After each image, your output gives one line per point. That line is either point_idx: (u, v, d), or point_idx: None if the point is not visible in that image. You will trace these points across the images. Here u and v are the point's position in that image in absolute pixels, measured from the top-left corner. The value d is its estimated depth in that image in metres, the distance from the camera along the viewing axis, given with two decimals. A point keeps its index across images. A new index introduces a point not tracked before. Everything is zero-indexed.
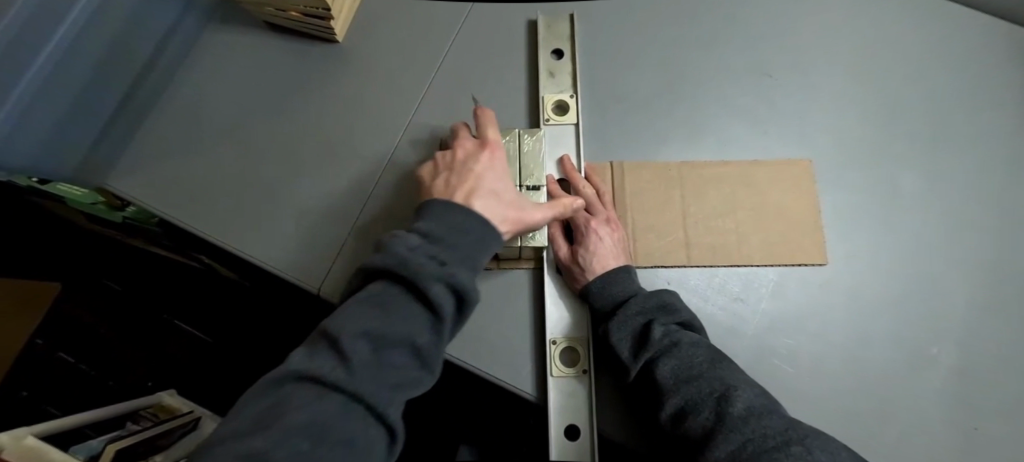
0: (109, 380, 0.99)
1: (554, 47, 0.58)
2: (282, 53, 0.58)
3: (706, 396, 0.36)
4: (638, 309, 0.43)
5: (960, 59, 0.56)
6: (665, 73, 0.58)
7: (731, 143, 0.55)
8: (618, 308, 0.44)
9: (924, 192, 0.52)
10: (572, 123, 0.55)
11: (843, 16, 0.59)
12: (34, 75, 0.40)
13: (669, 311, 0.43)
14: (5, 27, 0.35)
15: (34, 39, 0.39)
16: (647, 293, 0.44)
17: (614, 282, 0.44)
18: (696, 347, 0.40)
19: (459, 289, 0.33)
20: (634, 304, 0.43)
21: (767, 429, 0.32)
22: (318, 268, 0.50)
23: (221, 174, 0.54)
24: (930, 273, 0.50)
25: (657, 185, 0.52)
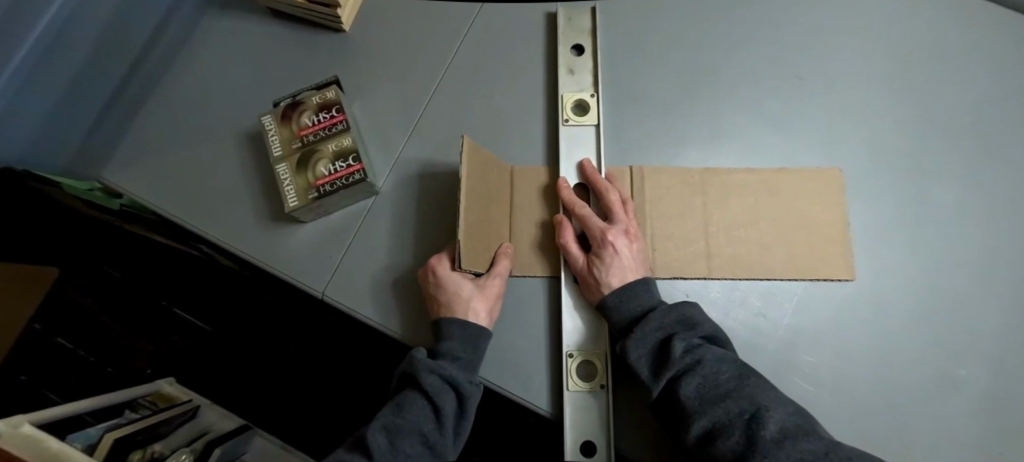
0: (108, 367, 0.99)
1: (573, 42, 0.55)
2: (286, 41, 0.55)
3: (735, 417, 0.36)
4: (657, 324, 0.42)
5: (1000, 63, 0.53)
6: (688, 73, 0.55)
7: (754, 150, 0.53)
8: (637, 322, 0.42)
9: (958, 206, 0.50)
10: (592, 124, 0.52)
11: (878, 18, 0.57)
12: (23, 58, 0.37)
13: (690, 326, 0.42)
14: None
15: (23, 17, 0.36)
16: (666, 307, 0.43)
17: (634, 295, 0.43)
18: (720, 364, 0.39)
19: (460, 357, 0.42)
20: (653, 319, 0.42)
21: (805, 452, 0.32)
22: (322, 270, 0.48)
23: (221, 169, 0.52)
24: (961, 290, 0.48)
25: (679, 192, 0.50)
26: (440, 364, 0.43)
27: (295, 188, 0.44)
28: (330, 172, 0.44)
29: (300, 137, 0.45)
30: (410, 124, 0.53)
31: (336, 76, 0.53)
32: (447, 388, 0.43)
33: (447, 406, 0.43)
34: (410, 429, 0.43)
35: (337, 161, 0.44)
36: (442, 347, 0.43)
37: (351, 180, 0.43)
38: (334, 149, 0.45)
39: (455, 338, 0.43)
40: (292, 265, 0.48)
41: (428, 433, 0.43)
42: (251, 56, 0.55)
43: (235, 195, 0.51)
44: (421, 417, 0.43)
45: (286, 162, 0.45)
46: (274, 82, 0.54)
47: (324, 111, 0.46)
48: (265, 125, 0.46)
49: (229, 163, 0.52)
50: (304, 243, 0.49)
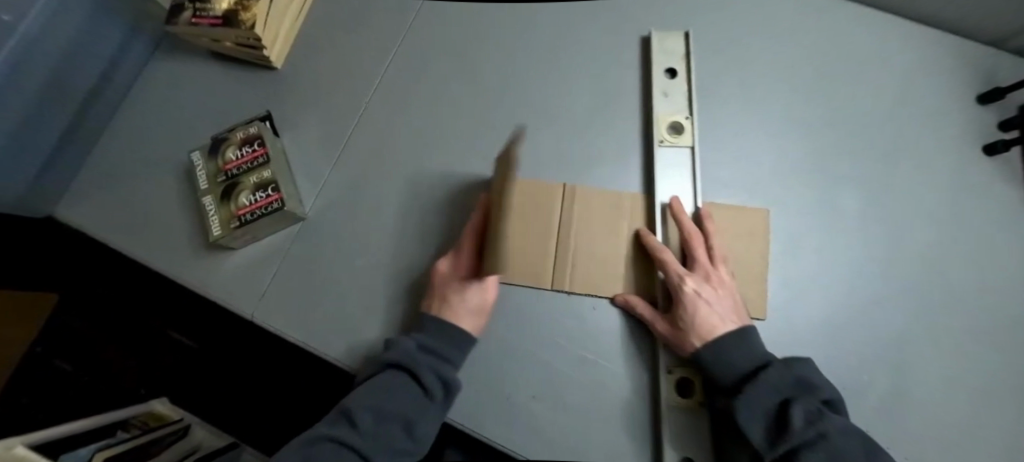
0: (103, 387, 1.03)
1: (667, 66, 0.55)
2: (223, 79, 0.59)
3: None
4: (767, 387, 0.39)
5: (901, 77, 0.55)
6: (602, 86, 0.56)
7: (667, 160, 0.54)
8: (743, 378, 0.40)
9: (860, 207, 0.51)
10: (687, 145, 0.52)
11: (789, 28, 0.58)
12: None
13: (809, 390, 0.39)
14: None
15: None
16: (782, 364, 0.41)
17: (731, 350, 0.41)
18: (847, 437, 0.36)
19: (448, 355, 0.43)
20: (762, 379, 0.39)
21: None
22: (251, 296, 0.51)
23: (163, 201, 0.56)
24: (863, 291, 0.49)
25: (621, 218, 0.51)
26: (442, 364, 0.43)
27: (219, 218, 0.48)
28: (251, 202, 0.47)
29: (224, 171, 0.49)
30: (333, 159, 0.55)
31: (267, 111, 0.57)
32: (438, 383, 0.43)
33: (433, 400, 0.43)
34: (394, 414, 0.42)
35: (257, 192, 0.47)
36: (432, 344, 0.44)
37: (269, 209, 0.46)
38: (255, 181, 0.48)
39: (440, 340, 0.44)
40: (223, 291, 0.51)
41: (412, 421, 0.42)
42: (191, 95, 0.59)
43: (177, 228, 0.54)
44: (407, 402, 0.42)
45: (213, 193, 0.49)
46: (212, 121, 0.58)
47: (247, 145, 0.49)
48: (194, 161, 0.50)
49: (172, 197, 0.56)
50: (239, 271, 0.52)
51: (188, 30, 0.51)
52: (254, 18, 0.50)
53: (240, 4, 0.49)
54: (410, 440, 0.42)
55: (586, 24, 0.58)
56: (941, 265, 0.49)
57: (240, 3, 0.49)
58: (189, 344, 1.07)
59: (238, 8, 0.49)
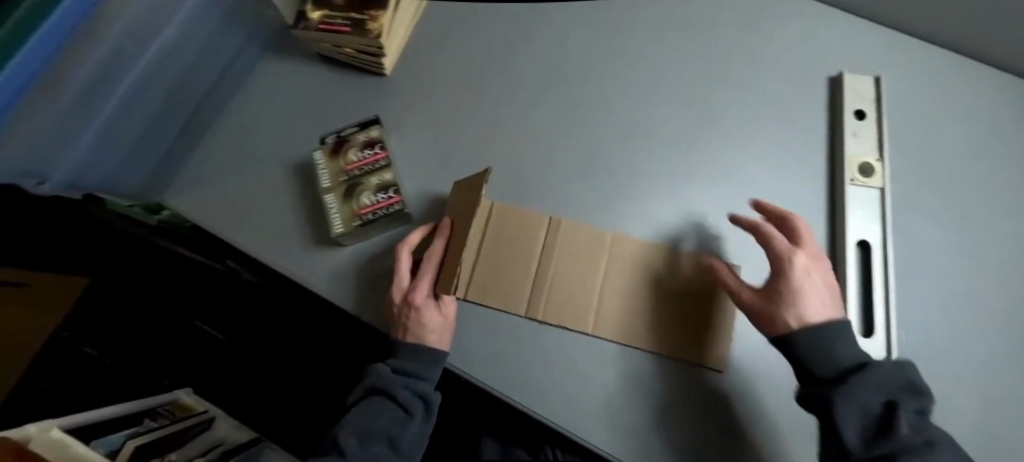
0: (132, 375, 1.02)
1: (857, 106, 0.54)
2: (334, 84, 0.61)
3: None
4: (874, 386, 0.37)
5: None
6: (710, 107, 0.57)
7: (780, 182, 0.54)
8: (846, 374, 0.38)
9: (987, 243, 0.50)
10: (877, 187, 0.51)
11: (912, 53, 0.56)
12: (106, 115, 0.46)
13: (914, 394, 0.38)
14: (82, 77, 0.40)
15: (108, 84, 0.44)
16: (891, 366, 0.38)
17: (836, 343, 0.40)
18: (943, 447, 0.35)
19: (416, 375, 0.50)
20: (863, 378, 0.37)
21: None
22: (359, 293, 0.53)
23: (271, 196, 0.58)
24: (992, 331, 0.47)
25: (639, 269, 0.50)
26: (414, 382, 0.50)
27: (341, 215, 0.50)
28: (372, 202, 0.50)
29: (347, 171, 0.51)
30: (439, 166, 0.57)
31: (376, 115, 0.59)
32: (416, 399, 0.50)
33: (414, 412, 0.50)
34: (381, 430, 0.50)
35: (379, 193, 0.50)
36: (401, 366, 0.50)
37: (389, 210, 0.49)
38: (376, 182, 0.51)
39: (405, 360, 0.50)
40: (324, 286, 0.53)
41: (393, 435, 0.50)
42: (300, 96, 0.61)
43: (286, 222, 0.56)
44: (387, 419, 0.50)
45: (336, 191, 0.51)
46: (320, 122, 0.60)
47: (369, 148, 0.52)
48: (316, 159, 0.52)
49: (282, 191, 0.58)
50: (342, 269, 0.54)
51: (315, 35, 0.54)
52: (380, 28, 0.52)
53: (367, 15, 0.52)
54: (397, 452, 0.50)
55: (694, 44, 0.59)
56: None
57: (368, 13, 0.52)
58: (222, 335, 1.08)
59: (366, 18, 0.52)
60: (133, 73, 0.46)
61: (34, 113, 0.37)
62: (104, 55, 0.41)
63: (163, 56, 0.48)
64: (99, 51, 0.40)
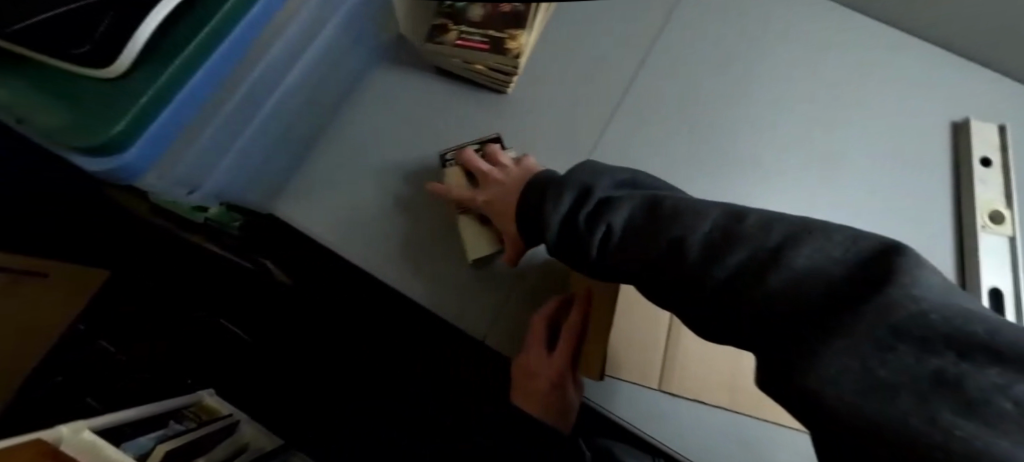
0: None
1: (983, 153, 0.54)
2: (451, 96, 0.59)
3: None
4: (841, 280, 0.22)
5: None
6: (828, 148, 0.58)
7: (908, 224, 0.54)
8: (801, 287, 0.23)
9: None
10: (1008, 234, 0.52)
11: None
12: (246, 138, 0.44)
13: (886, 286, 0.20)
14: (234, 100, 0.40)
15: (253, 103, 0.43)
16: (841, 269, 0.23)
17: (818, 280, 0.23)
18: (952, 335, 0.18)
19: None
20: (814, 271, 0.24)
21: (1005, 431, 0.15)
22: (486, 317, 0.55)
23: (393, 215, 0.57)
24: None
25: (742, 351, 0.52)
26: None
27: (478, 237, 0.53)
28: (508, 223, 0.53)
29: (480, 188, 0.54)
30: None
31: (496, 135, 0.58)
32: None
33: None
34: None
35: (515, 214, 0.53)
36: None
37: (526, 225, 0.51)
38: None
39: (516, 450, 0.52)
40: (451, 311, 0.54)
41: None
42: (416, 107, 0.59)
43: (411, 243, 0.56)
44: None
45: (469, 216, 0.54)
46: (439, 136, 0.58)
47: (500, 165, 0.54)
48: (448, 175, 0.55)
49: (405, 207, 0.56)
50: (470, 295, 0.55)
51: (449, 51, 0.53)
52: (519, 48, 0.52)
53: (507, 33, 0.51)
54: None
55: (815, 83, 0.60)
56: None
57: (508, 31, 0.51)
58: None
59: (506, 36, 0.51)
60: (275, 95, 0.45)
61: (186, 143, 0.37)
62: (255, 76, 0.41)
63: (303, 70, 0.47)
64: (252, 72, 0.40)
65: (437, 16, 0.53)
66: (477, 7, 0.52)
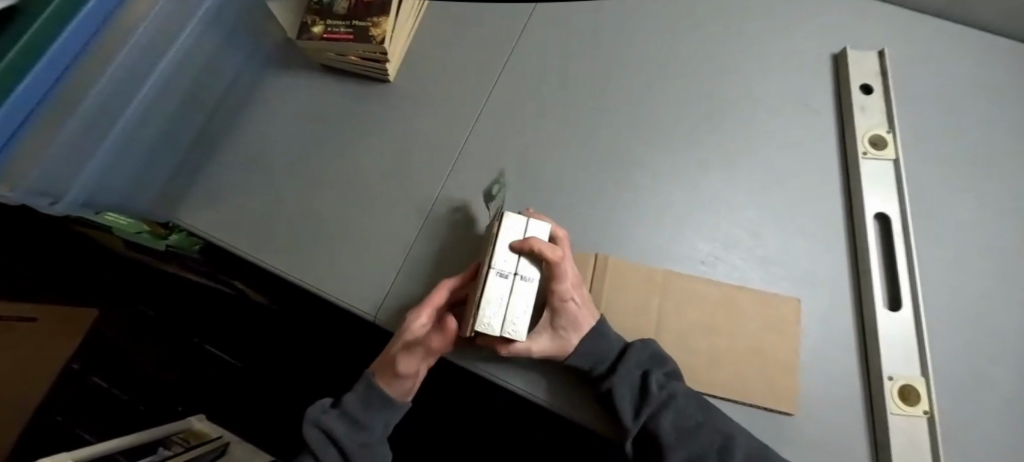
0: (142, 405, 0.89)
1: (863, 81, 0.54)
2: (335, 90, 0.61)
3: (706, 445, 0.43)
4: (636, 358, 0.45)
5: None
6: (712, 91, 0.57)
7: (791, 162, 0.53)
8: (617, 360, 0.45)
9: (990, 208, 0.50)
10: (890, 159, 0.51)
11: (903, 29, 0.57)
12: (118, 132, 0.45)
13: (660, 362, 0.46)
14: (101, 90, 0.40)
15: (122, 95, 0.43)
16: (637, 345, 0.46)
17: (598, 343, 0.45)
18: (688, 397, 0.44)
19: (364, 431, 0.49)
20: (631, 355, 0.45)
21: (687, 410, 0.44)
22: (374, 294, 0.52)
23: (280, 205, 0.56)
24: (1003, 298, 0.47)
25: (708, 313, 0.48)
26: (357, 391, 0.50)
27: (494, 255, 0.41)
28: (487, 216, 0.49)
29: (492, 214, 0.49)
30: (449, 166, 0.56)
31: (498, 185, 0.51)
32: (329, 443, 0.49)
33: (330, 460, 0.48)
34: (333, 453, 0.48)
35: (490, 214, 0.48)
36: (364, 380, 0.50)
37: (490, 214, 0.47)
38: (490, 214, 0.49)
39: (370, 376, 0.50)
40: (341, 291, 0.52)
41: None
42: (302, 102, 0.61)
43: (299, 231, 0.55)
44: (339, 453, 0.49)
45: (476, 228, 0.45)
46: (329, 128, 0.59)
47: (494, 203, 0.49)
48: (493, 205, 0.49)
49: (292, 199, 0.56)
50: (357, 274, 0.53)
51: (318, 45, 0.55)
52: (384, 34, 0.53)
53: (371, 21, 0.53)
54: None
55: (694, 31, 0.59)
56: None
57: (372, 20, 0.53)
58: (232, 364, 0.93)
59: (369, 24, 0.53)
60: (145, 86, 0.46)
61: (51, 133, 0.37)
62: (120, 69, 0.41)
63: (174, 72, 0.49)
64: (118, 62, 0.41)
65: (306, 14, 0.56)
66: (342, 1, 0.54)
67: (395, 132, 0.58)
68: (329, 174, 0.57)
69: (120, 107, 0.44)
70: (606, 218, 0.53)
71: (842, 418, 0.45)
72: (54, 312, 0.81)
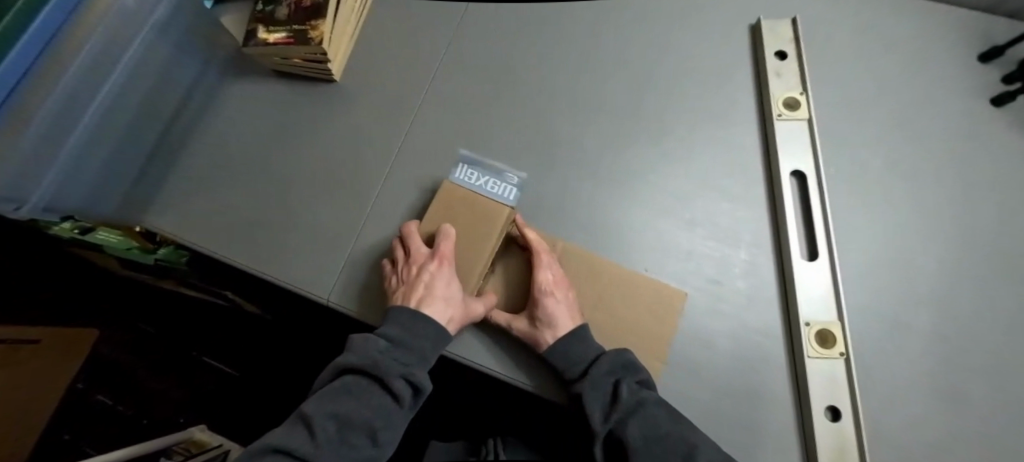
0: (144, 419, 0.91)
1: (777, 48, 0.57)
2: (287, 92, 0.64)
3: (671, 456, 0.40)
4: (609, 362, 0.44)
5: (930, 36, 0.57)
6: (640, 66, 0.59)
7: (718, 127, 0.56)
8: (590, 362, 0.44)
9: (897, 160, 0.53)
10: (804, 118, 0.54)
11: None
12: (79, 136, 0.48)
13: (632, 370, 0.44)
14: (57, 94, 0.43)
15: (81, 100, 0.47)
16: (612, 352, 0.45)
17: (574, 347, 0.45)
18: (659, 407, 0.42)
19: (391, 392, 0.41)
20: (606, 358, 0.44)
21: (657, 420, 0.41)
22: (327, 280, 0.55)
23: (239, 203, 0.59)
24: (910, 242, 0.50)
25: (596, 273, 0.51)
26: (412, 369, 0.42)
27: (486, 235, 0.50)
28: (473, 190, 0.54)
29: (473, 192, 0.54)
30: (393, 155, 0.60)
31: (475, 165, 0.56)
32: (342, 431, 0.40)
33: (404, 391, 0.42)
34: (359, 421, 0.40)
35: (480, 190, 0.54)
36: (404, 339, 0.43)
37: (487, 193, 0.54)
38: (468, 197, 0.53)
39: (406, 332, 0.44)
40: (295, 279, 0.55)
41: (377, 427, 0.40)
42: (257, 105, 0.64)
43: (257, 225, 0.58)
44: (373, 411, 0.40)
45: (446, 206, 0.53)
46: (282, 128, 0.63)
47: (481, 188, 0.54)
48: (468, 181, 0.55)
49: (248, 195, 0.60)
50: (310, 263, 0.55)
51: (264, 50, 0.58)
52: (322, 35, 0.56)
53: (309, 24, 0.56)
54: (379, 440, 0.40)
55: (620, 13, 0.63)
56: (987, 214, 0.51)
57: (310, 23, 0.56)
58: (231, 373, 0.94)
59: (307, 28, 0.56)
60: (104, 91, 0.49)
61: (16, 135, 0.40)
62: (76, 76, 0.45)
63: (131, 79, 0.52)
64: (73, 69, 0.44)
65: (250, 22, 0.59)
66: (283, 7, 0.58)
67: (344, 126, 0.62)
68: (283, 171, 0.61)
69: (78, 113, 0.47)
70: (541, 193, 0.56)
71: (770, 366, 0.47)
72: (64, 334, 0.86)
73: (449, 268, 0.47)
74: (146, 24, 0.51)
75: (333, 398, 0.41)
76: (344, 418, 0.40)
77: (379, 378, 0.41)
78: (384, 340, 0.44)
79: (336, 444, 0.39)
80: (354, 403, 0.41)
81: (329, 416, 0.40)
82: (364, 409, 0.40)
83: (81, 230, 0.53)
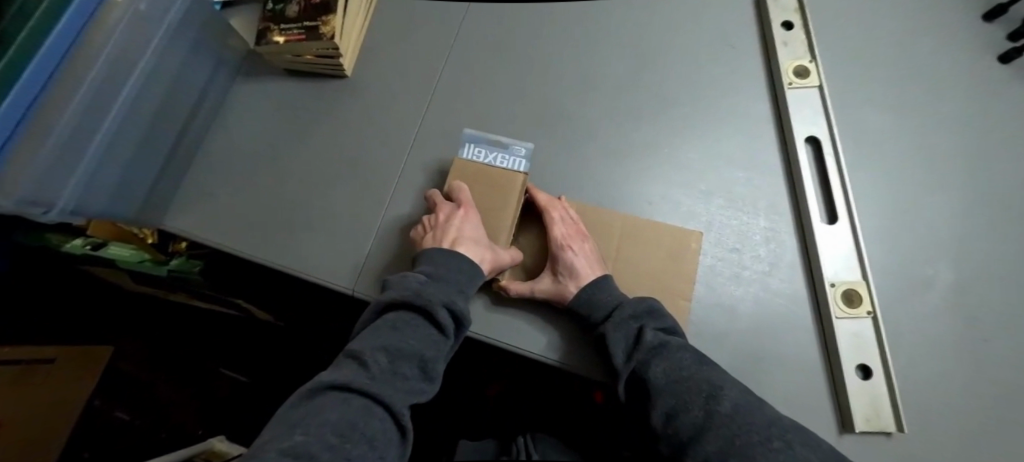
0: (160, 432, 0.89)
1: (783, 19, 0.58)
2: (300, 90, 0.65)
3: (694, 395, 0.38)
4: (632, 307, 0.45)
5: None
6: (649, 41, 0.60)
7: (731, 97, 0.57)
8: (614, 308, 0.46)
9: (909, 119, 0.54)
10: (815, 85, 0.55)
11: None
12: (101, 141, 0.48)
13: (656, 317, 0.45)
14: (79, 101, 0.43)
15: (101, 104, 0.47)
16: (635, 300, 0.46)
17: (596, 296, 0.46)
18: (682, 351, 0.42)
19: (438, 322, 0.41)
20: (630, 304, 0.46)
21: (680, 361, 0.41)
22: (351, 271, 0.55)
23: (259, 201, 0.60)
24: (927, 198, 0.51)
25: (609, 228, 0.52)
26: (453, 298, 0.43)
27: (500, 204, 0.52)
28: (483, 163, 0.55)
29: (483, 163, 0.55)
30: (410, 142, 0.60)
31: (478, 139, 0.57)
32: (395, 362, 0.38)
33: (448, 320, 0.42)
34: (410, 349, 0.39)
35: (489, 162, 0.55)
36: (440, 273, 0.45)
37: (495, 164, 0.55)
38: (478, 168, 0.54)
39: (441, 266, 0.45)
40: (320, 271, 0.55)
41: (429, 357, 0.39)
42: (272, 103, 0.65)
43: (278, 221, 0.58)
44: (422, 339, 0.40)
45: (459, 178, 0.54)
46: (295, 126, 0.63)
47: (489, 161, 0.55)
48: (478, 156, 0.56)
49: (264, 193, 0.60)
50: (334, 254, 0.56)
51: (276, 48, 0.59)
52: (333, 30, 0.56)
53: (320, 20, 0.56)
54: (429, 371, 0.39)
55: None
56: (1001, 166, 0.51)
57: (321, 18, 0.56)
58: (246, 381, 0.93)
59: (318, 24, 0.56)
60: (122, 95, 0.49)
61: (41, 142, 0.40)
62: (96, 80, 0.45)
63: (147, 83, 0.52)
64: (94, 73, 0.44)
65: (261, 22, 0.60)
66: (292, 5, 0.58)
67: (359, 118, 0.62)
68: (300, 166, 0.61)
69: (98, 117, 0.47)
70: (557, 171, 0.56)
71: (798, 328, 0.48)
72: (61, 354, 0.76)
73: (470, 213, 0.50)
74: (159, 28, 0.51)
75: (375, 336, 0.40)
76: (395, 350, 0.38)
77: (423, 308, 0.41)
78: (422, 277, 0.45)
79: (388, 377, 0.37)
80: (399, 336, 0.39)
81: (375, 351, 0.38)
82: (413, 339, 0.40)
83: (95, 248, 0.68)
